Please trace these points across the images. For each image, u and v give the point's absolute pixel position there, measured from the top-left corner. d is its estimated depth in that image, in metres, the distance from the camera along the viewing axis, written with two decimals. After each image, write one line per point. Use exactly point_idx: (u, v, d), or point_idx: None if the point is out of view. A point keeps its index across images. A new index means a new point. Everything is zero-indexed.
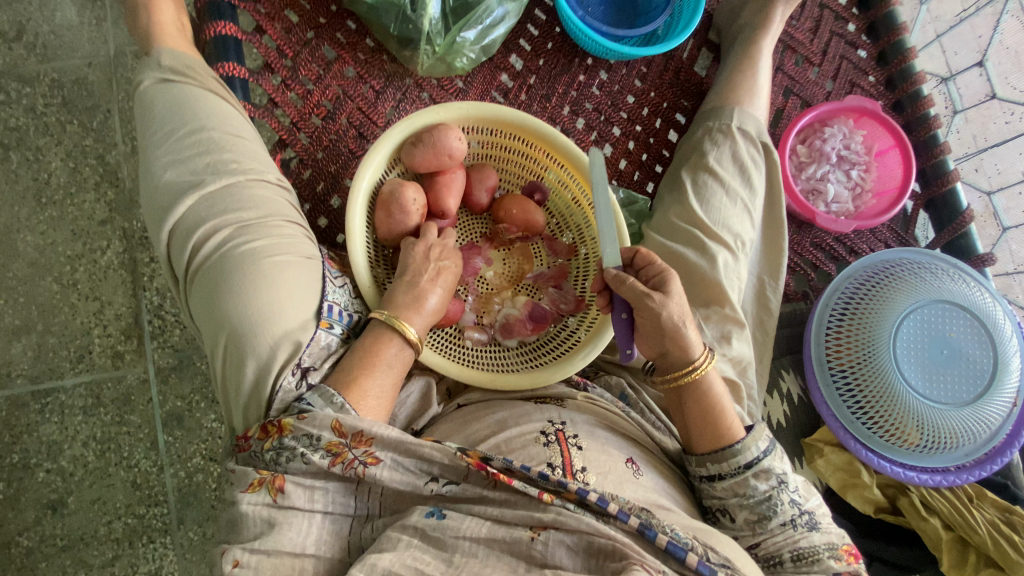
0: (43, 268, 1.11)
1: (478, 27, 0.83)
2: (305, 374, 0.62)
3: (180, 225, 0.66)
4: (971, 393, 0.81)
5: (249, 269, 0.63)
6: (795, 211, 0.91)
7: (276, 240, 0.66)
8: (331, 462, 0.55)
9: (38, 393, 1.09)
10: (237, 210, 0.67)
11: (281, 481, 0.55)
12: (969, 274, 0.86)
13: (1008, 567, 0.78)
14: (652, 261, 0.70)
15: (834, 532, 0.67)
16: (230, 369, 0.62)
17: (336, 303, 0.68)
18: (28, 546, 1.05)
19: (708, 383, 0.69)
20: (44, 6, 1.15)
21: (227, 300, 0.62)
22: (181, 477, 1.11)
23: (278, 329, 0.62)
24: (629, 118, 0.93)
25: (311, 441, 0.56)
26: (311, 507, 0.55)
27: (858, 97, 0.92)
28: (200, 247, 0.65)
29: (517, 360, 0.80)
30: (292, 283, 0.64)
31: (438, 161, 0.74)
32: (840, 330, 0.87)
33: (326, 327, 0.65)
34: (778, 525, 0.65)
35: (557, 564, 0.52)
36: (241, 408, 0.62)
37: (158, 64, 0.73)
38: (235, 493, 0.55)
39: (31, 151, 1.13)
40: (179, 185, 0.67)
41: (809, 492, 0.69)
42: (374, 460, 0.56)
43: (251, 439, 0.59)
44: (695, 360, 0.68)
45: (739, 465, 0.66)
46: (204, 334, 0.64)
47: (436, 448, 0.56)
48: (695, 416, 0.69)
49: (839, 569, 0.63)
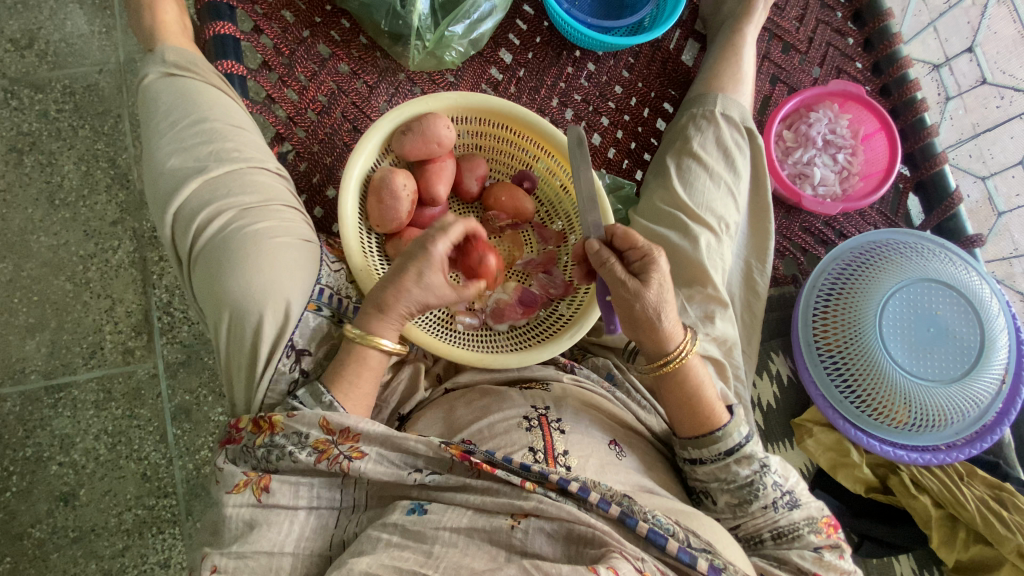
0: (56, 267, 1.15)
1: (466, 21, 0.86)
2: (299, 358, 0.66)
3: (183, 209, 0.69)
4: (959, 369, 0.82)
5: (252, 249, 0.66)
6: (782, 195, 0.92)
7: (278, 223, 0.69)
8: (317, 459, 0.58)
9: (51, 388, 1.13)
10: (240, 194, 0.70)
11: (267, 481, 0.57)
12: (957, 254, 0.87)
13: (997, 541, 0.81)
14: (634, 243, 0.68)
15: (814, 506, 0.69)
16: (234, 343, 0.65)
17: (327, 287, 0.70)
18: (40, 537, 1.08)
19: (689, 373, 0.69)
20: (55, 16, 1.20)
21: (229, 278, 0.65)
22: (190, 469, 1.14)
23: (281, 306, 0.65)
24: (617, 108, 0.95)
25: (299, 438, 0.59)
26: (296, 504, 0.58)
27: (842, 82, 0.93)
28: (203, 228, 0.68)
29: (506, 344, 0.81)
30: (291, 264, 0.67)
31: (427, 150, 0.77)
32: (827, 311, 0.88)
33: (314, 309, 0.68)
34: (759, 508, 0.67)
35: (537, 552, 0.53)
36: (242, 381, 0.65)
37: (162, 59, 0.76)
38: (221, 492, 0.57)
39: (44, 155, 1.18)
40: (184, 171, 0.70)
41: (788, 471, 0.70)
42: (359, 454, 0.58)
43: (243, 432, 0.60)
44: (671, 352, 0.69)
45: (719, 451, 0.67)
46: (206, 311, 0.67)
47: (421, 440, 0.59)
48: (678, 406, 0.70)
49: (818, 543, 0.66)
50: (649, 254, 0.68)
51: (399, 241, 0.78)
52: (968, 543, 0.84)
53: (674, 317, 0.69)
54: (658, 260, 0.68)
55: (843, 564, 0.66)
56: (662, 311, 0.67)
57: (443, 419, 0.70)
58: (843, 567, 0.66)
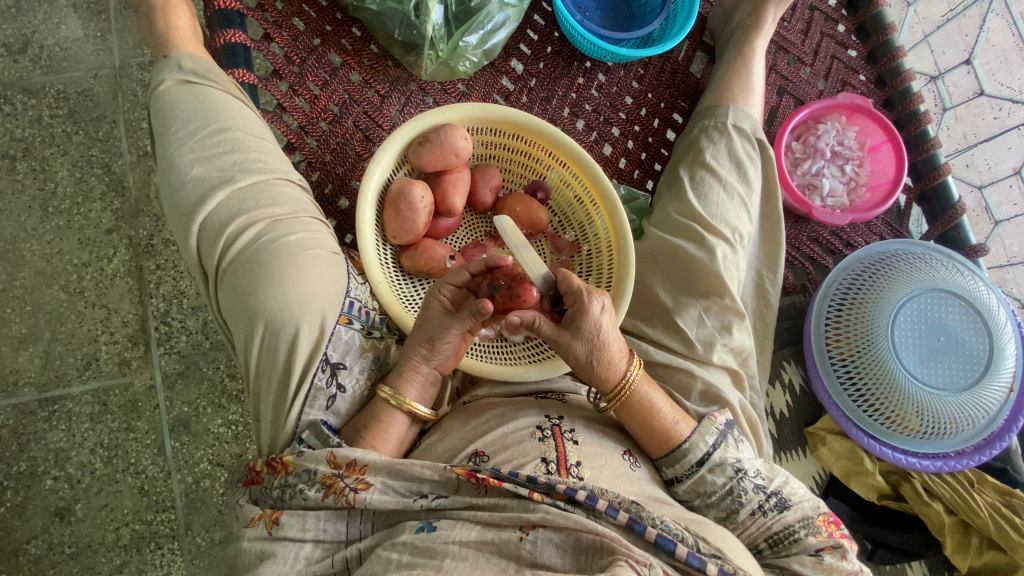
0: (50, 276, 1.12)
1: (480, 32, 0.86)
2: (333, 372, 0.66)
3: (210, 220, 0.67)
4: (969, 378, 0.84)
5: (285, 262, 0.66)
6: (793, 205, 0.93)
7: (309, 235, 0.69)
8: (324, 494, 0.57)
9: (45, 401, 1.09)
10: (268, 206, 0.69)
11: (278, 514, 0.57)
12: (964, 264, 0.89)
13: (1009, 546, 0.83)
14: (569, 281, 0.64)
15: (808, 504, 0.67)
16: (266, 355, 0.64)
17: (356, 300, 0.70)
18: (35, 554, 1.05)
19: (639, 398, 0.67)
20: (48, 19, 1.18)
21: (263, 291, 0.64)
22: (188, 482, 1.11)
23: (316, 320, 0.65)
24: (628, 119, 0.95)
25: (309, 475, 0.58)
26: (303, 536, 0.56)
27: (849, 95, 0.95)
28: (232, 241, 0.67)
29: (523, 354, 0.79)
30: (323, 277, 0.67)
31: (445, 161, 0.76)
32: (838, 320, 0.90)
33: (345, 323, 0.67)
34: (747, 516, 0.66)
35: (546, 563, 0.51)
36: (272, 398, 0.64)
37: (177, 65, 0.74)
38: (239, 528, 0.58)
39: (37, 162, 1.15)
40: (209, 181, 0.69)
41: (774, 471, 0.70)
42: (364, 485, 0.57)
43: (262, 473, 0.60)
44: (614, 389, 0.67)
45: (691, 464, 0.67)
46: (236, 326, 0.66)
47: (426, 465, 0.57)
48: (640, 430, 0.68)
49: (819, 545, 0.64)
50: (581, 299, 0.64)
51: (415, 254, 0.78)
52: (981, 549, 0.86)
53: (617, 349, 0.66)
54: (590, 307, 0.64)
55: (846, 565, 0.63)
56: (598, 355, 0.65)
57: (460, 429, 0.68)
58: (848, 568, 0.64)
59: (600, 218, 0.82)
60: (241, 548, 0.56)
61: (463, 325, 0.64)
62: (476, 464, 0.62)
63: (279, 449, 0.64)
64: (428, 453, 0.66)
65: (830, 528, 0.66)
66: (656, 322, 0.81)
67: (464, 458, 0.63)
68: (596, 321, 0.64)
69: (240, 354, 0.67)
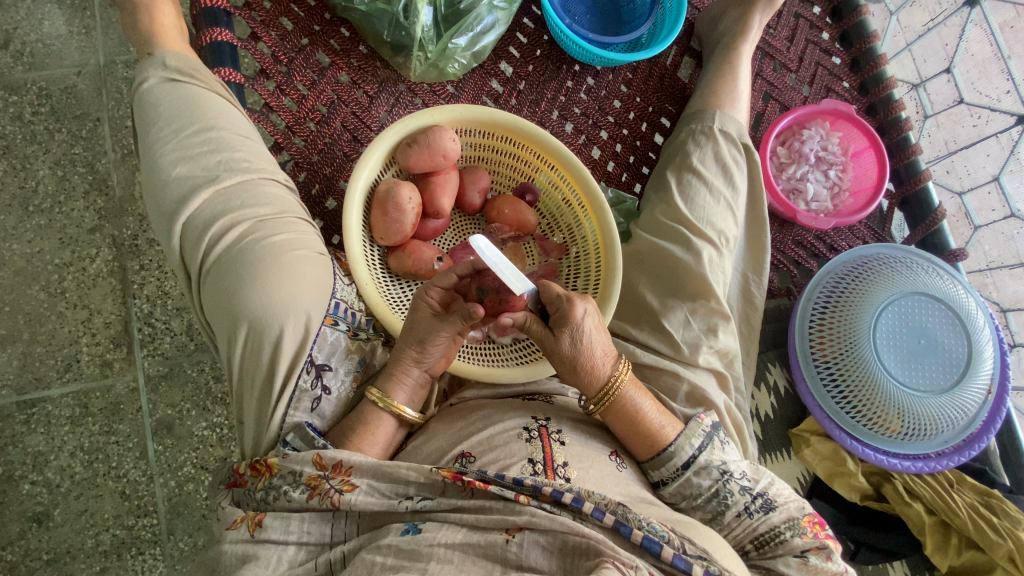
0: (30, 276, 1.10)
1: (469, 34, 0.87)
2: (319, 374, 0.65)
3: (193, 220, 0.67)
4: (948, 380, 0.86)
5: (270, 262, 0.65)
6: (778, 209, 0.94)
7: (295, 236, 0.69)
8: (309, 496, 0.56)
9: (23, 404, 1.07)
10: (253, 206, 0.68)
11: (261, 516, 0.56)
12: (943, 268, 0.91)
13: (988, 547, 0.84)
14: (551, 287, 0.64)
15: (793, 505, 0.67)
16: (249, 356, 0.63)
17: (343, 301, 0.69)
18: (11, 561, 1.03)
19: (625, 399, 0.68)
20: (31, 15, 1.16)
21: (248, 292, 0.63)
22: (171, 487, 1.09)
23: (302, 321, 0.64)
24: (616, 122, 0.96)
25: (294, 477, 0.57)
26: (286, 539, 0.55)
27: (834, 101, 0.97)
28: (216, 241, 0.66)
29: (509, 356, 0.79)
30: (309, 278, 0.67)
31: (433, 162, 0.76)
32: (822, 323, 0.91)
33: (331, 324, 0.67)
34: (733, 517, 0.67)
35: (532, 565, 0.51)
36: (255, 400, 0.64)
37: (162, 64, 0.73)
38: (221, 530, 0.57)
39: (18, 160, 1.13)
40: (193, 181, 0.68)
41: (760, 472, 0.70)
42: (350, 487, 0.56)
43: (246, 476, 0.60)
44: (602, 387, 0.67)
45: (676, 467, 0.67)
46: (219, 326, 0.65)
47: (411, 467, 0.57)
48: (624, 432, 0.68)
49: (804, 547, 0.64)
50: (565, 305, 0.64)
51: (402, 255, 0.78)
52: (960, 549, 0.87)
53: (601, 351, 0.66)
54: (573, 312, 0.64)
55: (832, 566, 0.63)
56: (583, 356, 0.66)
57: (447, 430, 0.68)
58: (834, 569, 0.64)
59: (588, 221, 0.82)
60: (222, 550, 0.55)
61: (452, 327, 0.64)
62: (463, 466, 0.61)
63: (263, 450, 0.63)
64: (416, 454, 0.66)
65: (816, 529, 0.66)
66: (643, 325, 0.81)
67: (451, 460, 0.63)
68: (580, 324, 0.64)
69: (223, 356, 0.66)
